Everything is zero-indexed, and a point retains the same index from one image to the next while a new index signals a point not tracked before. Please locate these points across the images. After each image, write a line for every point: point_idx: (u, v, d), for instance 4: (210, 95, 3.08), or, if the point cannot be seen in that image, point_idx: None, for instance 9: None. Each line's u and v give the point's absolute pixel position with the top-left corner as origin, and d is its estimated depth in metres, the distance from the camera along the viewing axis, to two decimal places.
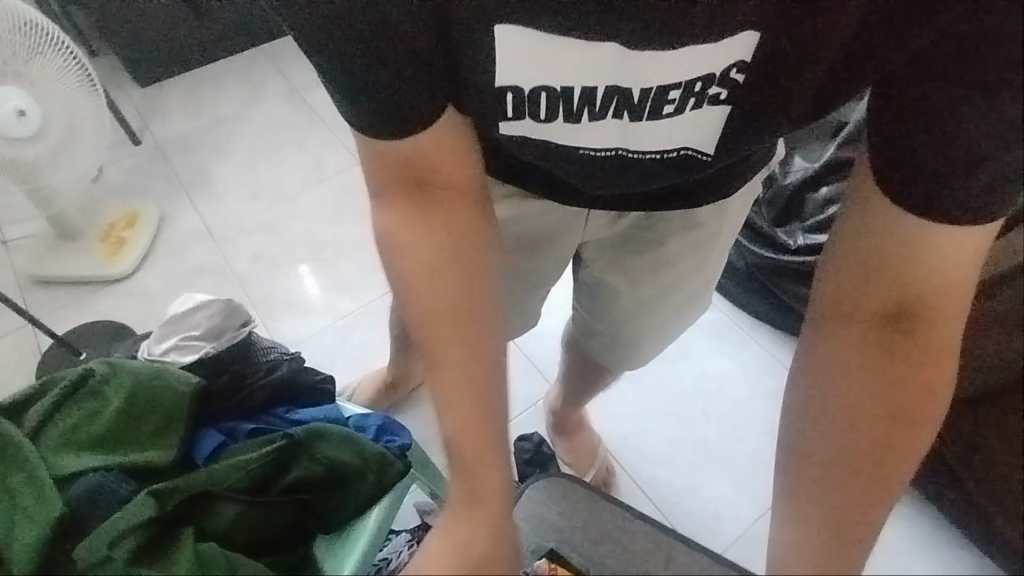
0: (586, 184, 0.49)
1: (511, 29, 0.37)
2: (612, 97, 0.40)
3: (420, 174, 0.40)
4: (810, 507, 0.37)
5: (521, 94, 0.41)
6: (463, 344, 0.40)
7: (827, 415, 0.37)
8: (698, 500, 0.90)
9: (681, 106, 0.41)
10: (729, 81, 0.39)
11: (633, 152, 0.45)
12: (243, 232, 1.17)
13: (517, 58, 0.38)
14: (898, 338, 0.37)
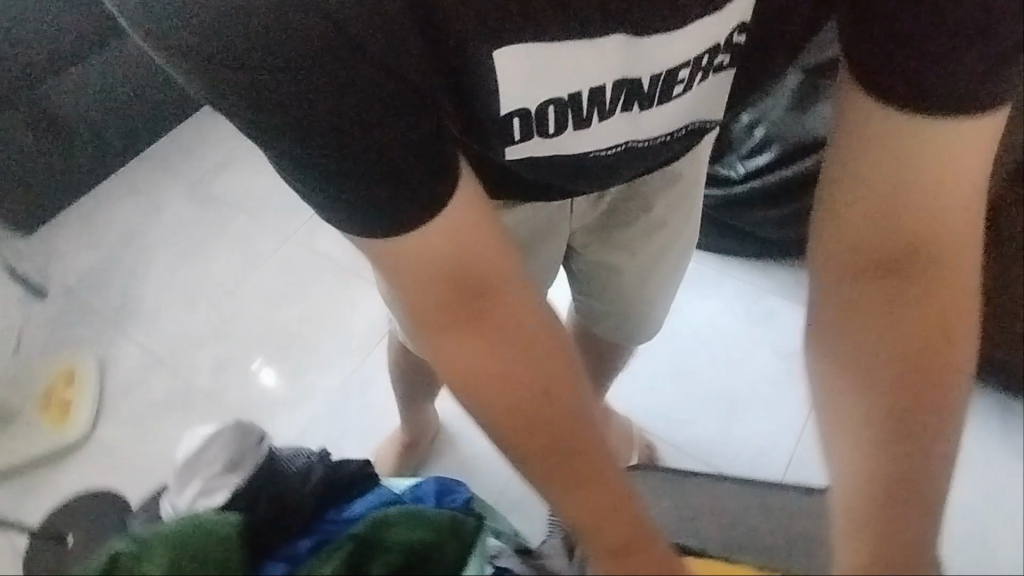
0: (596, 185, 0.52)
1: (516, 49, 0.38)
2: (621, 91, 0.43)
3: (460, 257, 0.37)
4: (877, 446, 0.37)
5: (531, 113, 0.42)
6: (542, 411, 0.38)
7: (866, 358, 0.39)
8: (742, 443, 0.91)
9: (690, 82, 0.44)
10: (733, 47, 0.43)
11: (644, 142, 0.48)
12: (197, 347, 1.09)
13: (526, 74, 0.39)
14: (909, 270, 0.39)
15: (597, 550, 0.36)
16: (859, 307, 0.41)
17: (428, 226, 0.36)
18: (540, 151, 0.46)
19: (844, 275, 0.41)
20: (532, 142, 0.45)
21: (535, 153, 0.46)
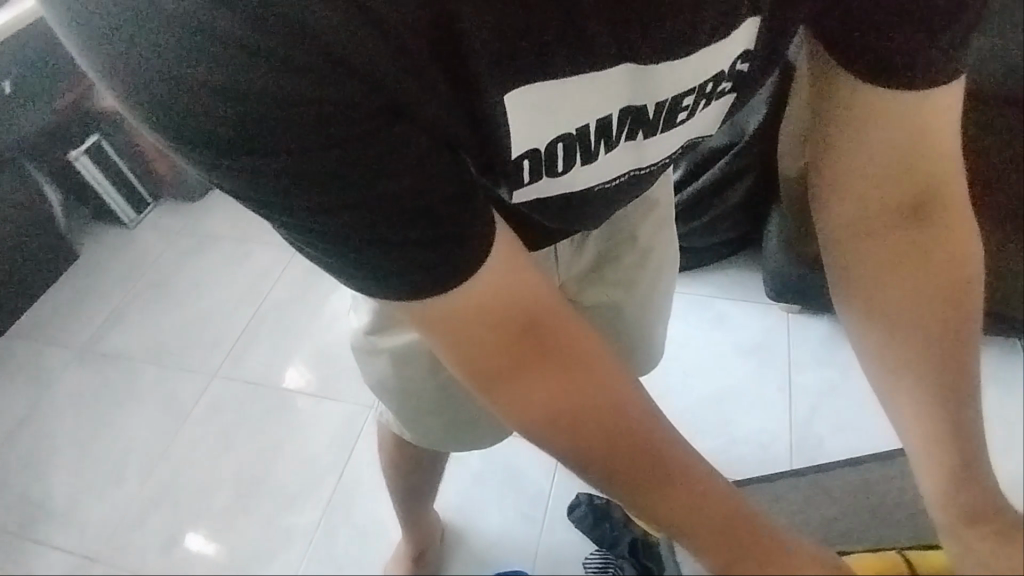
0: (579, 221, 0.56)
1: (520, 94, 0.38)
2: (590, 135, 0.46)
3: (504, 314, 0.37)
4: (925, 397, 0.45)
5: (536, 154, 0.45)
6: (645, 457, 0.39)
7: (894, 319, 0.46)
8: (743, 445, 0.94)
9: (693, 107, 0.48)
10: (732, 73, 0.46)
11: (641, 169, 0.53)
12: (146, 519, 0.98)
13: (527, 118, 0.40)
14: (935, 230, 0.45)
15: (703, 550, 0.40)
16: (860, 239, 0.48)
17: (467, 296, 0.38)
18: (543, 187, 0.49)
19: (879, 229, 0.47)
20: (540, 179, 0.47)
21: (538, 189, 0.49)
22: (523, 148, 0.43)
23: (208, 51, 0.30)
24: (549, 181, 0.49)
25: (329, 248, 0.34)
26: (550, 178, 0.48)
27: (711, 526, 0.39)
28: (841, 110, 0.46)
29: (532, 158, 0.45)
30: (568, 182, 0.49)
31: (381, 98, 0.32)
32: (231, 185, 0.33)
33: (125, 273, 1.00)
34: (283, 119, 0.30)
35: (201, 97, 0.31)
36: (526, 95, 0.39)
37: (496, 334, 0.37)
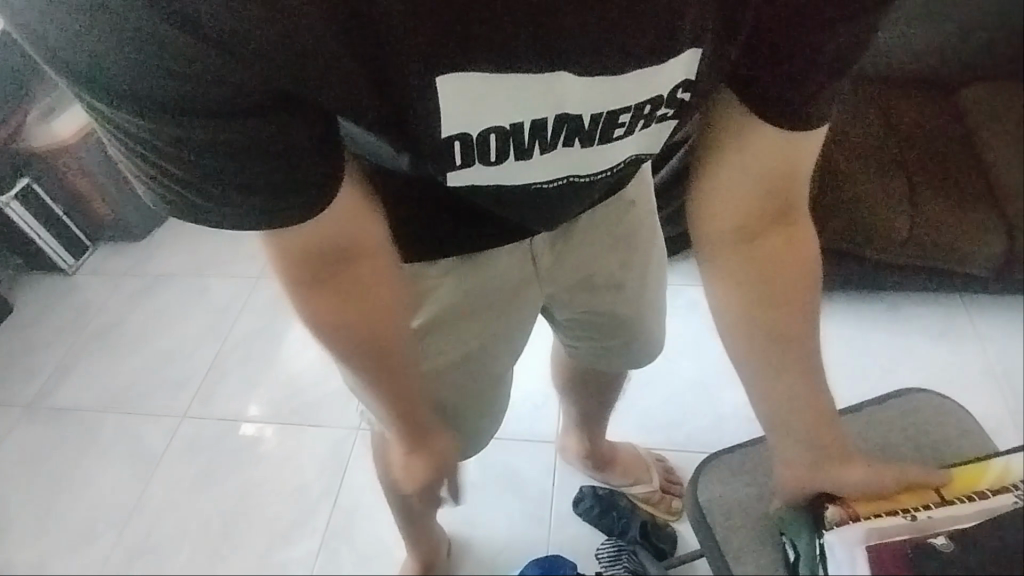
0: (535, 219, 0.76)
1: (452, 75, 0.56)
2: (502, 139, 0.64)
3: (321, 253, 0.59)
4: (750, 328, 0.76)
5: (467, 138, 0.63)
6: (385, 366, 0.69)
7: (744, 275, 0.75)
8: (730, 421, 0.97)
9: (628, 124, 0.68)
10: (678, 101, 0.67)
11: (578, 176, 0.72)
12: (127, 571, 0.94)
13: (458, 94, 0.58)
14: (773, 228, 0.74)
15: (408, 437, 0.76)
16: (728, 233, 0.75)
17: (328, 219, 0.58)
18: (474, 174, 0.67)
19: (739, 219, 0.74)
20: (471, 167, 0.66)
21: (469, 176, 0.67)
22: (454, 132, 0.62)
23: (141, 41, 0.44)
24: (479, 174, 0.67)
25: (194, 202, 0.55)
26: (484, 165, 0.66)
27: (405, 410, 0.73)
28: (716, 139, 0.72)
29: (463, 139, 0.62)
30: (511, 168, 0.68)
31: (286, 85, 0.50)
32: (142, 130, 0.49)
33: (100, 338, 0.81)
34: (175, 94, 0.46)
35: (127, 59, 0.44)
36: (452, 82, 0.57)
37: (318, 258, 0.59)
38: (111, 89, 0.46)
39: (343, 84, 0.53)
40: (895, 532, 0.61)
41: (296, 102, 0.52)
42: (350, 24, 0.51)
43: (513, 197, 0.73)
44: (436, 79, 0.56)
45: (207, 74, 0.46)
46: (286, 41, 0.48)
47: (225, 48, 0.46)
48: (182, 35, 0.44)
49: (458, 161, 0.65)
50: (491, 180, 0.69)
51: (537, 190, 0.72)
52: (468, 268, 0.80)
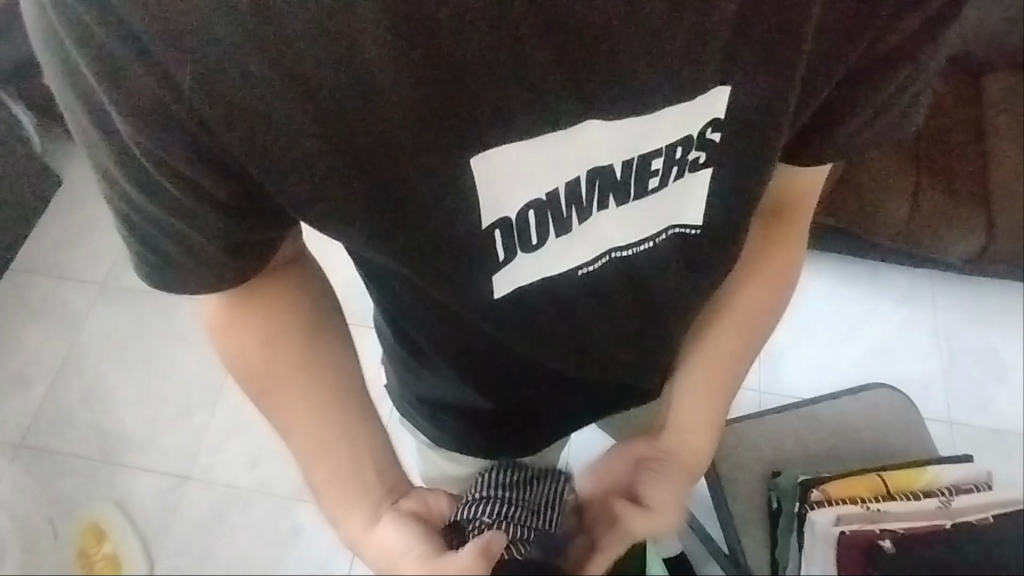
0: (616, 322, 0.50)
1: (487, 153, 0.34)
2: (596, 182, 0.40)
3: None
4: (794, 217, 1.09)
5: (510, 222, 0.39)
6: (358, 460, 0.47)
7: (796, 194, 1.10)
8: None
9: (664, 175, 0.42)
10: (706, 142, 0.41)
11: (623, 249, 0.45)
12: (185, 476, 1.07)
13: (497, 178, 0.36)
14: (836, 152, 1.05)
15: None
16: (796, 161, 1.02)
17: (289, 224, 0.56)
18: (524, 268, 0.43)
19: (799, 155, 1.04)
20: (517, 258, 0.42)
21: (518, 281, 0.43)
22: (495, 214, 0.38)
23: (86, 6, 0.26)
24: (534, 263, 0.43)
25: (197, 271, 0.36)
26: (525, 254, 0.42)
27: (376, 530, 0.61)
28: None
29: (504, 230, 0.39)
30: (553, 253, 0.43)
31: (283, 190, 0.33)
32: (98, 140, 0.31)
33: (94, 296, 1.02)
34: (189, 237, 0.33)
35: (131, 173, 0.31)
36: (504, 157, 0.35)
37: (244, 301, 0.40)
38: (132, 210, 0.32)
39: (342, 171, 0.32)
40: (853, 523, 0.63)
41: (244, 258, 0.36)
42: (336, 130, 0.31)
43: (558, 321, 0.49)
44: (468, 158, 0.34)
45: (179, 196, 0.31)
46: (251, 141, 0.30)
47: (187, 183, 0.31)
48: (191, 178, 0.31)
49: (504, 259, 0.41)
50: (535, 282, 0.44)
51: (655, 289, 0.49)
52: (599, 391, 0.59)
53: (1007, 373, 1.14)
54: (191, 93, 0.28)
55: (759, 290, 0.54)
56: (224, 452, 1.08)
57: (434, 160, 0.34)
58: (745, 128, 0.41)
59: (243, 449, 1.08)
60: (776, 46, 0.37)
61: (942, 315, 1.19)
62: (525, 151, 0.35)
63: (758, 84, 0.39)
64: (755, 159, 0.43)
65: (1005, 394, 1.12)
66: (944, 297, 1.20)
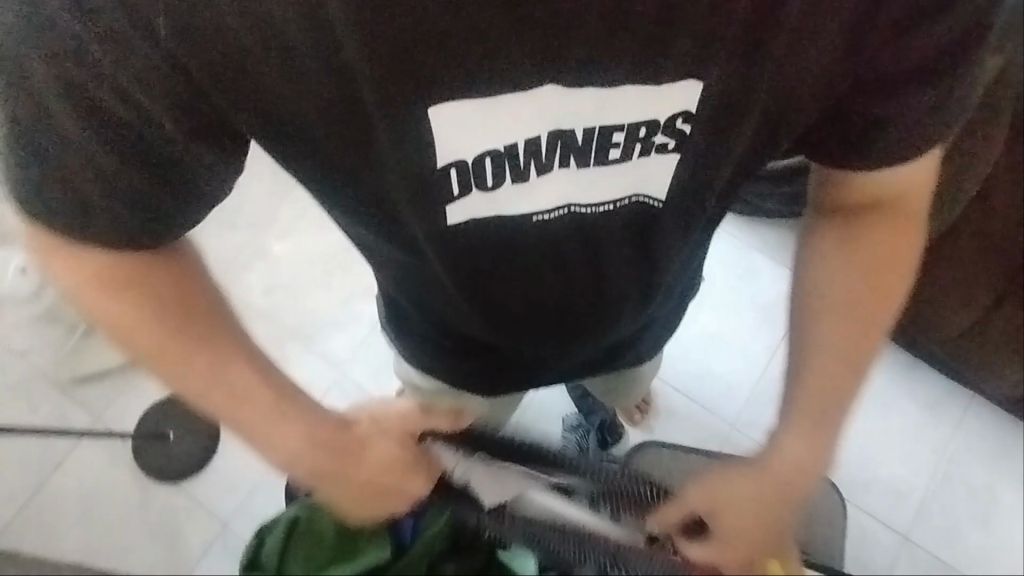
0: (554, 274, 0.52)
1: (443, 105, 0.36)
2: (556, 138, 0.39)
3: None
4: None
5: (466, 165, 0.40)
6: None
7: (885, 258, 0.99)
8: (714, 376, 1.15)
9: (627, 150, 0.41)
10: (676, 132, 0.41)
11: (584, 207, 0.45)
12: None
13: (457, 127, 0.37)
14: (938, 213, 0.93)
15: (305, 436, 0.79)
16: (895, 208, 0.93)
17: None
18: (477, 206, 0.44)
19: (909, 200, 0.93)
20: (470, 196, 0.43)
21: (472, 212, 0.44)
22: (451, 156, 0.39)
23: None
24: (487, 204, 0.44)
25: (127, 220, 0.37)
26: (480, 193, 0.43)
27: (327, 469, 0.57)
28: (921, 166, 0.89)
29: (460, 173, 0.41)
30: (508, 198, 0.43)
31: (228, 106, 0.35)
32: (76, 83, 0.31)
33: None
34: (124, 163, 0.34)
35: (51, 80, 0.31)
36: (458, 110, 0.36)
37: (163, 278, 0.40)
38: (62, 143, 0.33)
39: (296, 90, 0.35)
40: None
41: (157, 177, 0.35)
42: (301, 67, 0.34)
43: (500, 263, 0.50)
44: (427, 106, 0.36)
45: (112, 95, 0.32)
46: (210, 41, 0.33)
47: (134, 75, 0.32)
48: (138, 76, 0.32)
49: (457, 194, 0.42)
50: (491, 219, 0.45)
51: (605, 251, 0.50)
52: (532, 338, 0.61)
53: (992, 518, 1.08)
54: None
55: (852, 299, 0.49)
56: (252, 272, 1.22)
57: (375, 96, 0.35)
58: (714, 123, 0.40)
59: (268, 276, 1.22)
60: (755, 49, 0.36)
61: (961, 436, 1.11)
62: (472, 109, 0.36)
63: (731, 84, 0.38)
64: (721, 152, 0.43)
65: (978, 535, 1.07)
66: (973, 423, 1.12)
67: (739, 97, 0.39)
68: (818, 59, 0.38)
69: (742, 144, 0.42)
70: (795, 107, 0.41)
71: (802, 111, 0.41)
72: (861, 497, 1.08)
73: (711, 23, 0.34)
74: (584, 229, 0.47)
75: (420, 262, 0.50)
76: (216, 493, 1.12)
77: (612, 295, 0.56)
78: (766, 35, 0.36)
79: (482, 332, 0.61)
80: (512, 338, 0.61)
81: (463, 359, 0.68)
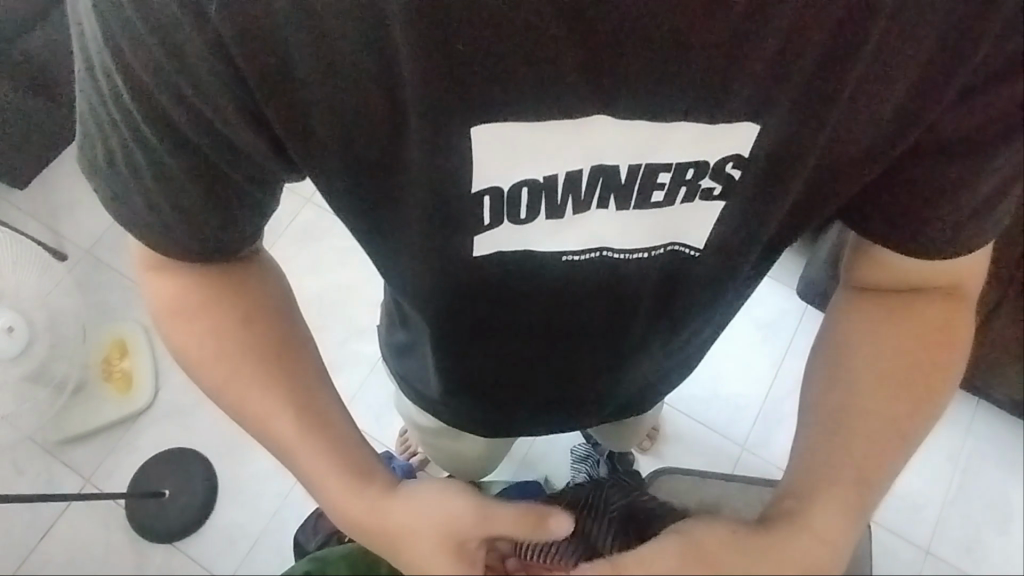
0: (579, 312, 0.51)
1: (488, 126, 0.36)
2: (597, 179, 0.39)
3: None
4: None
5: (501, 192, 0.39)
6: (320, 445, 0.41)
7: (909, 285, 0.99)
8: (721, 399, 1.13)
9: (672, 193, 0.41)
10: (724, 176, 0.40)
11: (614, 250, 0.45)
12: None
13: (497, 154, 0.37)
14: None
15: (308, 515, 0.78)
16: None
17: None
18: (507, 237, 0.43)
19: None
20: (500, 227, 0.42)
21: (500, 244, 0.43)
22: (485, 183, 0.39)
23: None
24: (517, 236, 0.43)
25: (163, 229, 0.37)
26: (512, 226, 0.42)
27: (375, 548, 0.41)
28: None
29: (494, 199, 0.40)
30: (536, 235, 0.43)
31: (277, 124, 0.35)
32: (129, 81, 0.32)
33: None
34: (162, 157, 0.34)
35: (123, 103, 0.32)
36: (500, 132, 0.36)
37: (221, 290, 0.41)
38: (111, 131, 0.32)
39: (350, 114, 0.35)
40: None
41: (191, 192, 0.35)
42: (357, 86, 0.34)
43: (526, 299, 0.49)
44: (469, 128, 0.36)
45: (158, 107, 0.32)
46: (271, 61, 0.32)
47: (199, 103, 0.32)
48: (197, 106, 0.32)
49: (487, 222, 0.41)
50: (519, 255, 0.44)
51: (630, 291, 0.49)
52: (562, 377, 0.60)
53: (1011, 525, 1.06)
54: (210, 20, 0.30)
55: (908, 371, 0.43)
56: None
57: (422, 120, 0.35)
58: (766, 174, 0.40)
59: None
60: (818, 101, 0.37)
61: (971, 442, 1.11)
62: (519, 134, 0.36)
63: (788, 132, 0.38)
64: (770, 201, 0.42)
65: (999, 543, 1.05)
66: (981, 428, 1.12)
67: (792, 151, 0.39)
68: (877, 111, 0.38)
69: (791, 196, 0.42)
70: (853, 162, 0.41)
71: (858, 160, 0.41)
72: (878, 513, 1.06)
73: (777, 69, 0.35)
74: (614, 271, 0.46)
75: (446, 298, 0.49)
76: (214, 552, 1.07)
77: (637, 335, 0.55)
78: (830, 81, 0.36)
79: (510, 376, 0.59)
80: (542, 376, 0.60)
81: (487, 408, 0.65)
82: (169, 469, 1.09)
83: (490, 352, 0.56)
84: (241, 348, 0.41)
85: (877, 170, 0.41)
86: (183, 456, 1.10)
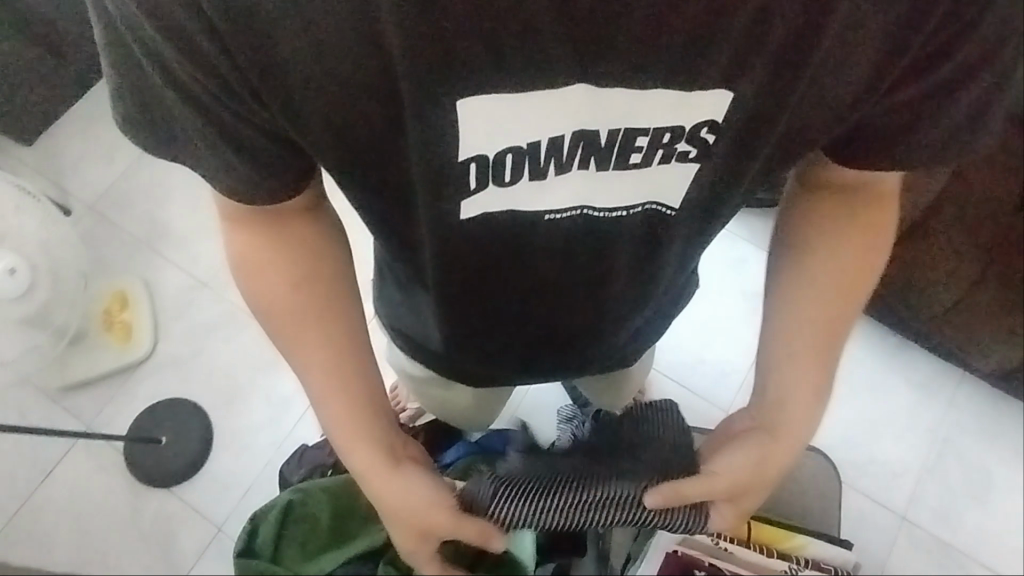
0: (555, 269, 0.53)
1: (474, 100, 0.37)
2: (579, 143, 0.41)
3: None
4: None
5: (486, 159, 0.41)
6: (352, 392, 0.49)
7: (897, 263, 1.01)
8: (709, 367, 1.15)
9: (649, 155, 0.43)
10: (699, 140, 0.42)
11: (596, 209, 0.47)
12: (199, 285, 1.22)
13: (484, 126, 0.38)
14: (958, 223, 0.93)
15: None
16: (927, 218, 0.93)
17: None
18: (493, 201, 0.45)
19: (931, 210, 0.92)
20: (485, 191, 0.44)
21: (485, 207, 0.45)
22: (471, 151, 0.40)
23: None
24: (503, 200, 0.45)
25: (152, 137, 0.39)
26: (497, 187, 0.43)
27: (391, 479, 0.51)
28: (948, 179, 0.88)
29: (480, 165, 0.41)
30: (520, 198, 0.45)
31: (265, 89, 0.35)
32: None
33: None
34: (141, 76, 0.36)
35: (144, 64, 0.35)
36: (484, 104, 0.37)
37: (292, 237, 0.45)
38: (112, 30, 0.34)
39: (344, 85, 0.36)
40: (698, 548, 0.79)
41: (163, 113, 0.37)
42: (346, 57, 0.35)
43: (512, 261, 0.51)
44: (455, 100, 0.37)
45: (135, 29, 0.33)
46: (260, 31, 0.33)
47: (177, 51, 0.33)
48: (195, 78, 0.34)
49: (473, 186, 0.43)
50: (506, 215, 0.46)
51: (607, 245, 0.50)
52: (545, 334, 0.62)
53: (988, 498, 1.08)
54: None
55: (843, 270, 0.52)
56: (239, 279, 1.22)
57: (411, 86, 0.36)
58: (738, 140, 0.42)
59: None
60: (789, 69, 0.38)
61: (952, 416, 1.12)
62: (502, 106, 0.37)
63: (762, 99, 0.39)
64: (742, 167, 0.44)
65: (978, 515, 1.07)
66: (962, 401, 1.13)
67: (766, 117, 0.41)
68: (847, 82, 0.40)
69: (765, 157, 0.44)
70: (822, 128, 0.42)
71: (828, 125, 0.42)
72: (857, 480, 1.08)
73: (751, 37, 0.36)
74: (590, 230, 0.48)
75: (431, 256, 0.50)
76: (207, 497, 1.11)
77: (616, 292, 0.57)
78: (805, 47, 0.37)
79: (496, 334, 0.62)
80: (526, 333, 0.62)
81: (472, 363, 0.69)
82: (167, 419, 1.13)
83: (478, 313, 0.59)
84: (305, 294, 0.47)
85: (857, 129, 0.43)
86: (179, 407, 1.14)
